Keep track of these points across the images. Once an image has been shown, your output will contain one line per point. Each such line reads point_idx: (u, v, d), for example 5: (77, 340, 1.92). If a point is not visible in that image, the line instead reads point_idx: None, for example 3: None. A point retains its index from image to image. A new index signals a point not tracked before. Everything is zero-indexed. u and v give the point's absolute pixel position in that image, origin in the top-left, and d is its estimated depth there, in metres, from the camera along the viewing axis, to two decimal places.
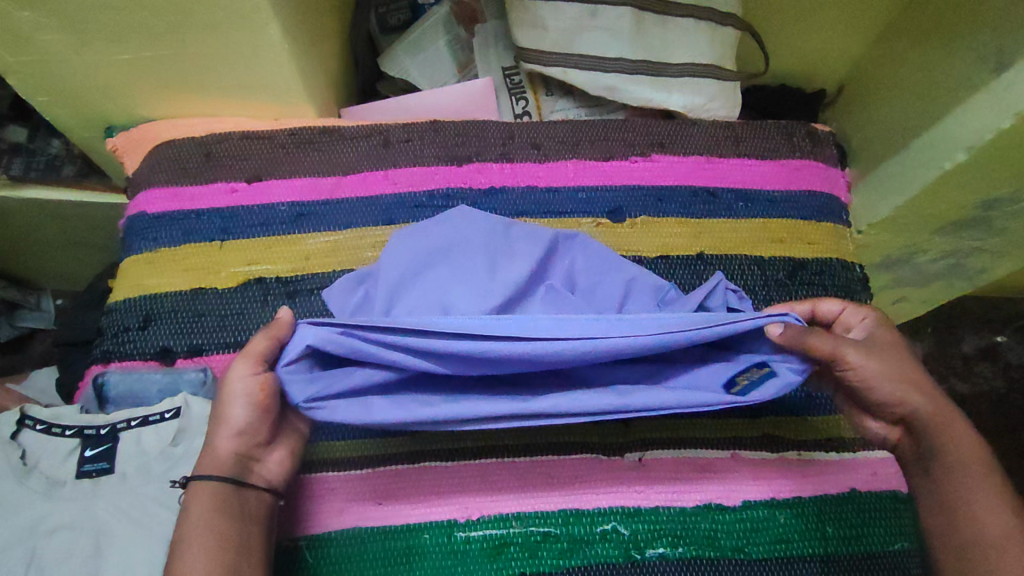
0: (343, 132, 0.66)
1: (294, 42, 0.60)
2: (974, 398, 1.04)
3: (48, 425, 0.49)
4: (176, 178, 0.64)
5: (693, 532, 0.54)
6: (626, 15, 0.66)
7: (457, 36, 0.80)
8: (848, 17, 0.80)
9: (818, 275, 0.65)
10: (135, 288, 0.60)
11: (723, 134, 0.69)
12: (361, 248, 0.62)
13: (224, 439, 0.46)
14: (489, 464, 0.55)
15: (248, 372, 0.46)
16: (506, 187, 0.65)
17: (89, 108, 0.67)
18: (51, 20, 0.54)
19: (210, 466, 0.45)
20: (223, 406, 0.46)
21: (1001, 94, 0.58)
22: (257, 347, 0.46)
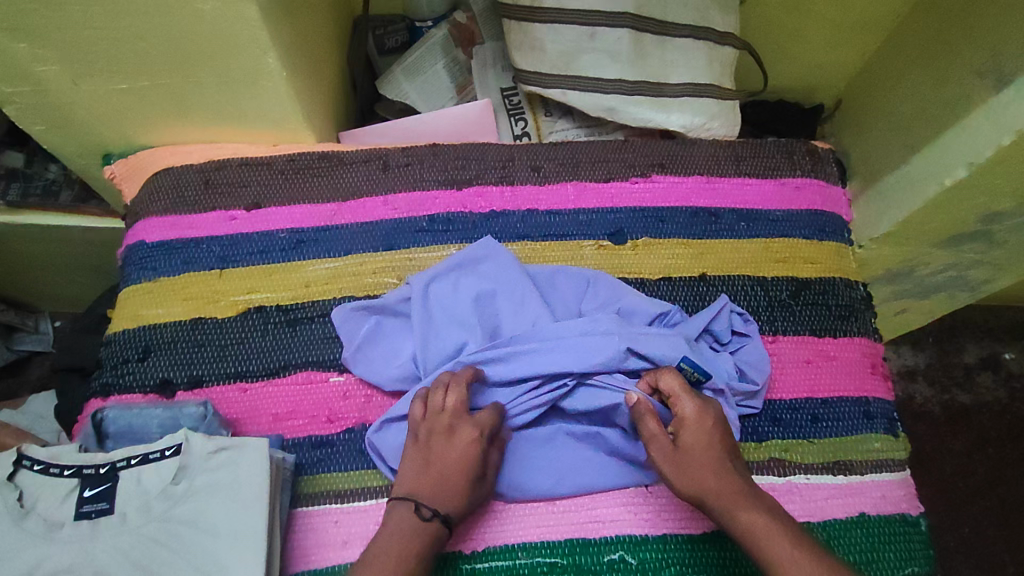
0: (342, 157, 0.66)
1: (292, 69, 0.60)
2: (977, 408, 1.04)
3: (47, 465, 0.48)
4: (174, 206, 0.63)
5: (702, 560, 0.53)
6: (624, 38, 0.66)
7: (456, 58, 0.81)
8: (844, 32, 0.81)
9: (821, 294, 0.64)
10: (134, 319, 0.60)
11: (723, 154, 0.69)
12: (361, 275, 0.61)
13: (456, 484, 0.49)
14: (497, 503, 0.54)
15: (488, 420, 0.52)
16: (506, 211, 0.65)
17: (87, 136, 0.67)
18: (48, 51, 0.54)
19: (440, 500, 0.49)
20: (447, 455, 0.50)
21: (1001, 112, 0.58)
22: (491, 422, 0.52)
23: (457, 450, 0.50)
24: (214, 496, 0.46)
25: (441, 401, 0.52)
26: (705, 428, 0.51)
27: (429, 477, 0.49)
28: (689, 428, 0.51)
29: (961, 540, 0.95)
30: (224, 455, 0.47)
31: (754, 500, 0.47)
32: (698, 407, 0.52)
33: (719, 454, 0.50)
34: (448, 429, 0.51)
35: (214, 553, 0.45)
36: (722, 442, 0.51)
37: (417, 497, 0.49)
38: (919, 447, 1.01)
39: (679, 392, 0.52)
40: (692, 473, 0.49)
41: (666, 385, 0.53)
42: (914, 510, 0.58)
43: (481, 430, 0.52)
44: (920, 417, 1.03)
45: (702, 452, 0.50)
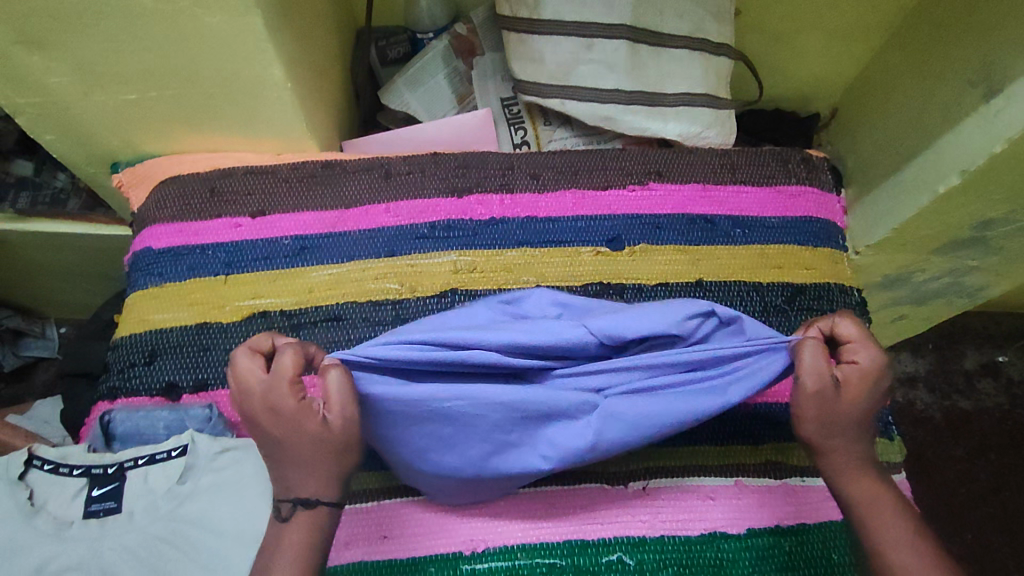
0: (345, 166, 0.67)
1: (296, 80, 0.62)
2: (977, 414, 1.04)
3: (56, 465, 0.49)
4: (181, 214, 0.65)
5: (699, 561, 0.54)
6: (621, 48, 0.68)
7: (457, 68, 0.82)
8: (839, 43, 0.82)
9: (816, 300, 0.66)
10: (141, 324, 0.61)
11: (720, 162, 0.70)
12: (364, 281, 0.63)
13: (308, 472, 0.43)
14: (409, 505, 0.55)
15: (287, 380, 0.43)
16: (506, 218, 0.66)
17: (97, 145, 0.68)
18: (59, 63, 0.56)
19: (295, 487, 0.43)
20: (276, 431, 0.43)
21: (991, 121, 0.59)
22: (291, 368, 0.43)
23: (264, 414, 0.43)
24: (218, 495, 0.47)
25: (258, 372, 0.43)
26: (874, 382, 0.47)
27: (278, 464, 0.43)
28: (862, 380, 0.47)
29: (962, 546, 0.95)
30: (230, 455, 0.49)
31: (871, 478, 0.47)
32: (874, 358, 0.47)
33: (869, 413, 0.47)
34: (246, 403, 0.43)
35: (217, 551, 0.46)
36: (880, 400, 0.48)
37: (280, 492, 0.43)
38: (920, 452, 1.01)
39: (858, 341, 0.48)
40: (836, 433, 0.47)
41: (846, 333, 0.49)
42: None
43: (278, 380, 0.43)
44: (921, 423, 1.03)
45: (857, 408, 0.47)
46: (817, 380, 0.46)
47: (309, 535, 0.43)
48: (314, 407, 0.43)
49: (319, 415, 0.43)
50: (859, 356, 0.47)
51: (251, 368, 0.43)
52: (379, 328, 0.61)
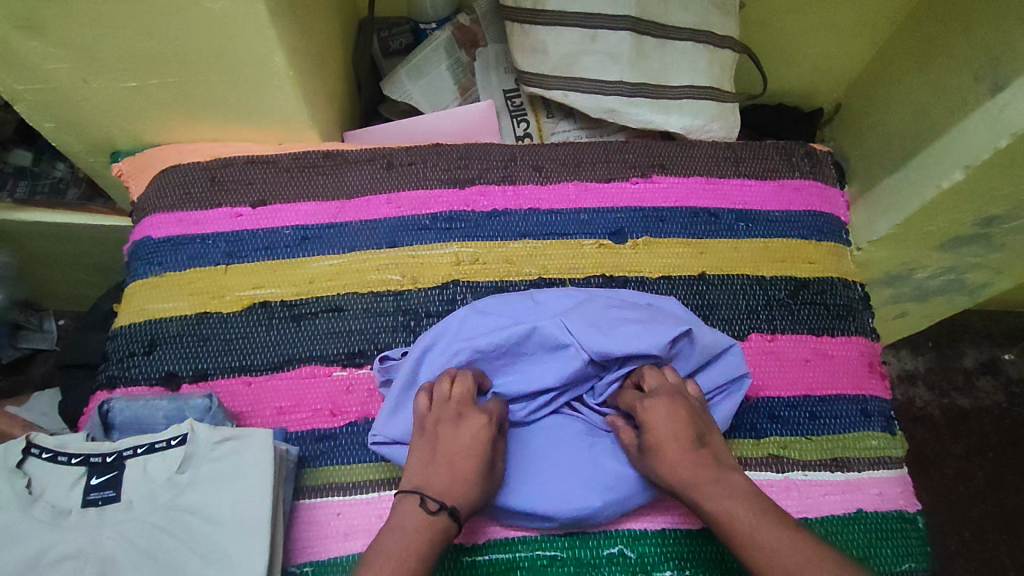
0: (347, 156, 0.67)
1: (299, 69, 0.61)
2: (977, 413, 1.04)
3: (55, 453, 0.49)
4: (181, 203, 0.64)
5: (701, 555, 0.53)
6: (626, 39, 0.67)
7: (459, 60, 0.82)
8: (843, 36, 0.82)
9: (819, 294, 0.65)
10: (141, 313, 0.61)
11: (723, 155, 0.70)
12: (365, 272, 0.62)
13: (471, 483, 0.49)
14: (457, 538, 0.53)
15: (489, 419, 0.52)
16: (508, 209, 0.65)
17: (96, 133, 0.68)
18: (58, 49, 0.55)
19: (443, 493, 0.48)
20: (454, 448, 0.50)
21: (996, 115, 0.58)
22: (499, 412, 0.53)
23: (469, 431, 0.51)
24: (218, 485, 0.47)
25: (447, 390, 0.54)
26: (660, 418, 0.52)
27: (436, 467, 0.50)
28: (652, 429, 0.52)
29: (960, 544, 0.95)
30: (230, 445, 0.48)
31: (723, 485, 0.48)
32: (651, 404, 0.53)
33: (678, 444, 0.50)
34: (456, 416, 0.52)
35: (218, 541, 0.45)
36: (687, 429, 0.51)
37: (426, 489, 0.48)
38: (919, 450, 1.01)
39: (636, 399, 0.54)
40: (657, 472, 0.50)
41: (648, 384, 0.55)
42: (912, 507, 0.58)
43: (490, 417, 0.52)
44: (919, 420, 1.03)
45: (667, 445, 0.50)
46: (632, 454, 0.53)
47: (427, 539, 0.46)
48: (493, 443, 0.52)
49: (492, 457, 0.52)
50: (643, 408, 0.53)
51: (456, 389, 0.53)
52: (380, 319, 0.60)
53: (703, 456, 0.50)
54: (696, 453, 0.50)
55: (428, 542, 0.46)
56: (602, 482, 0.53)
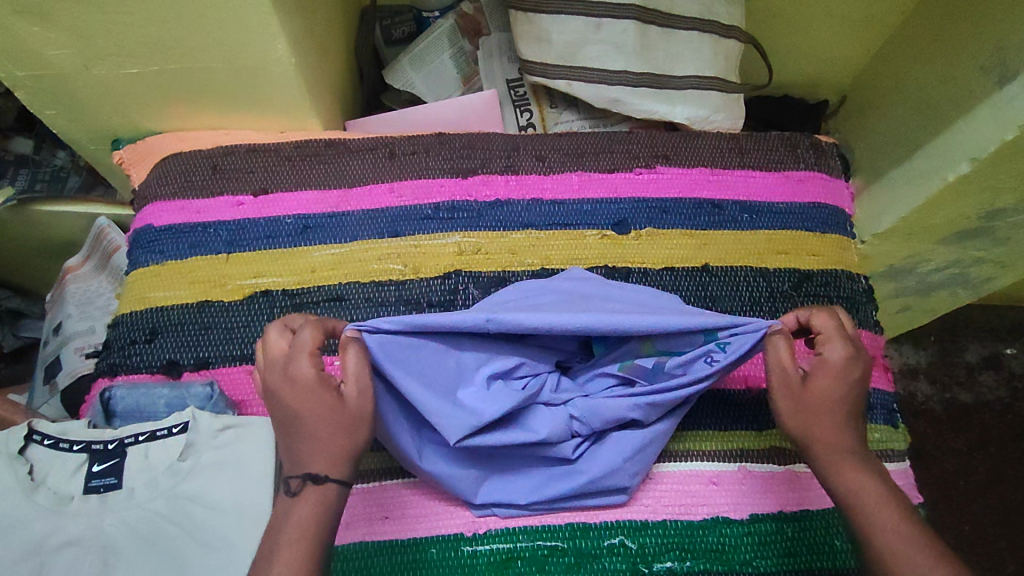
0: (349, 145, 0.66)
1: (301, 56, 0.61)
2: (979, 407, 1.04)
3: (56, 440, 0.49)
4: (182, 191, 0.64)
5: (701, 546, 0.54)
6: (630, 29, 0.67)
7: (462, 49, 0.81)
8: (849, 27, 0.81)
9: (823, 286, 0.65)
10: (142, 301, 0.61)
11: (728, 146, 0.70)
12: (367, 261, 0.62)
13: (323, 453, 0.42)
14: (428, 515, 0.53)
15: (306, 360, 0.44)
16: (510, 199, 0.65)
17: (98, 121, 0.67)
18: (60, 35, 0.55)
19: (308, 463, 0.42)
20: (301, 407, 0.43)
21: (1003, 108, 0.58)
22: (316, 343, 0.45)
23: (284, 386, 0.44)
24: (219, 473, 0.47)
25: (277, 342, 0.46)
26: (840, 374, 0.48)
27: (293, 439, 0.43)
28: (826, 374, 0.48)
29: (959, 539, 0.95)
30: (230, 433, 0.48)
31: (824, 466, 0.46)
32: (846, 353, 0.48)
33: (844, 409, 0.47)
34: (287, 373, 0.44)
35: (219, 529, 0.45)
36: (859, 391, 0.48)
37: (293, 468, 0.42)
38: (920, 444, 1.01)
39: (832, 334, 0.49)
40: (813, 421, 0.47)
41: (819, 326, 0.50)
42: (914, 500, 0.58)
43: (306, 353, 0.44)
44: (920, 415, 1.03)
45: (832, 402, 0.47)
46: (777, 373, 0.48)
47: (313, 515, 0.41)
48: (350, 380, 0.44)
49: (337, 388, 0.44)
50: (830, 351, 0.49)
51: (280, 341, 0.46)
52: (382, 309, 0.60)
53: (856, 427, 0.48)
54: (853, 426, 0.47)
55: (315, 518, 0.41)
56: (615, 479, 0.52)
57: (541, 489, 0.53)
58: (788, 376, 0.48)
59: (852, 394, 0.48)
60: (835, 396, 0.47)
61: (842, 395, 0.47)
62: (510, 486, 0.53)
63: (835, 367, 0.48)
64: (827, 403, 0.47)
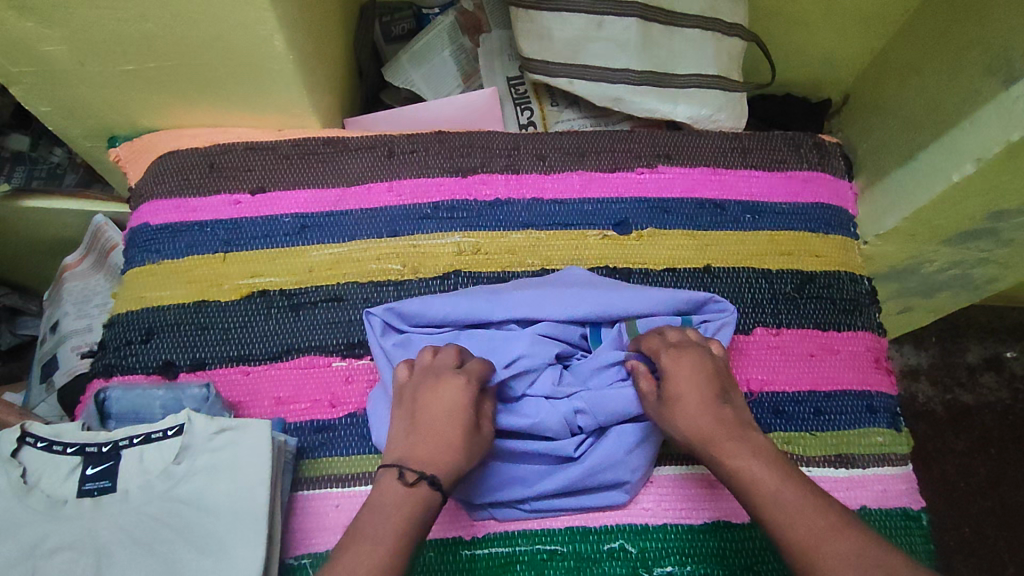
0: (348, 143, 0.66)
1: (299, 53, 0.60)
2: (980, 409, 1.03)
3: (50, 443, 0.48)
4: (179, 189, 0.63)
5: (702, 550, 0.53)
6: (632, 27, 0.66)
7: (463, 46, 0.80)
8: (853, 25, 0.81)
9: (826, 288, 0.64)
10: (138, 301, 0.60)
11: (730, 145, 0.69)
12: (365, 261, 0.61)
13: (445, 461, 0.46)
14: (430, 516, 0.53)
15: (454, 382, 0.49)
16: (511, 199, 0.64)
17: (94, 118, 0.67)
18: (54, 31, 0.54)
19: (423, 463, 0.45)
20: (436, 418, 0.47)
21: (1009, 108, 0.57)
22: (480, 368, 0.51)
23: (433, 399, 0.48)
24: (215, 476, 0.46)
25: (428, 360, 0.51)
26: (688, 374, 0.50)
27: (417, 437, 0.47)
28: (676, 381, 0.50)
29: (960, 540, 0.95)
30: (225, 436, 0.47)
31: None
32: (675, 355, 0.51)
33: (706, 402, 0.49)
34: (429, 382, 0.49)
35: (216, 532, 0.45)
36: (710, 383, 0.50)
37: (405, 462, 0.46)
38: (921, 445, 1.00)
39: (662, 347, 0.52)
40: (681, 424, 0.48)
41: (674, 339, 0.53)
42: (915, 505, 0.58)
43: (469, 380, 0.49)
44: (921, 416, 1.03)
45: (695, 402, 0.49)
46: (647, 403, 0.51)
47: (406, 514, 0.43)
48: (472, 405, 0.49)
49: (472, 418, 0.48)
50: (668, 360, 0.51)
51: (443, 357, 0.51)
52: None
53: (726, 411, 0.49)
54: (721, 409, 0.49)
55: (407, 517, 0.43)
56: (616, 471, 0.53)
57: (540, 485, 0.53)
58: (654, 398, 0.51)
59: (702, 382, 0.50)
60: (696, 399, 0.49)
61: (702, 393, 0.49)
62: (511, 487, 0.53)
63: (680, 368, 0.50)
64: (692, 405, 0.49)
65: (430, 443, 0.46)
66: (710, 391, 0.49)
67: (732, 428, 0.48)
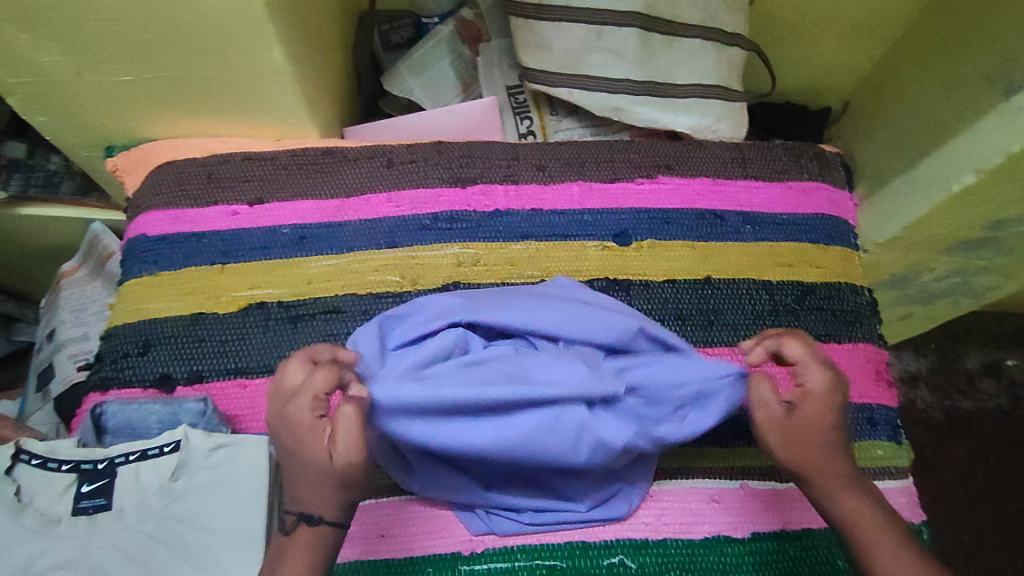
0: (346, 153, 0.65)
1: (297, 64, 0.60)
2: (979, 416, 1.03)
3: (44, 459, 0.47)
4: (176, 200, 0.63)
5: (702, 565, 0.53)
6: (632, 37, 0.66)
7: (462, 55, 0.80)
8: (852, 34, 0.81)
9: (826, 299, 0.64)
10: (135, 313, 0.60)
11: (730, 156, 0.69)
12: (364, 273, 0.61)
13: (323, 500, 0.43)
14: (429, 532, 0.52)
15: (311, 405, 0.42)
16: (510, 210, 0.64)
17: (92, 128, 0.66)
18: (51, 42, 0.54)
19: (301, 504, 0.43)
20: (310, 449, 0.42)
21: (1009, 119, 0.57)
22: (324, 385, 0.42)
23: (292, 426, 0.42)
24: (212, 493, 0.46)
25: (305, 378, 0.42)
26: (821, 401, 0.46)
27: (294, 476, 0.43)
28: (811, 403, 0.46)
29: (960, 548, 0.95)
30: (224, 452, 0.47)
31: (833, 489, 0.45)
32: (823, 375, 0.47)
33: (829, 436, 0.46)
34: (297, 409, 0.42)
35: (212, 550, 0.45)
36: (836, 417, 0.47)
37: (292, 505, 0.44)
38: (921, 453, 1.00)
39: (807, 359, 0.47)
40: (804, 453, 0.46)
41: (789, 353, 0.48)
42: (916, 517, 0.57)
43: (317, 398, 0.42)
44: (921, 423, 1.03)
45: (820, 429, 0.46)
46: (762, 408, 0.47)
47: (308, 555, 0.43)
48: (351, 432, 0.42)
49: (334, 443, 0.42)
50: (806, 376, 0.47)
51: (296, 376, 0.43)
52: None
53: (842, 448, 0.47)
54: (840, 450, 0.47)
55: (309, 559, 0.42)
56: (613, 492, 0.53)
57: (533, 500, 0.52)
58: (771, 409, 0.47)
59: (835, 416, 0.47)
60: (823, 430, 0.46)
61: (829, 426, 0.46)
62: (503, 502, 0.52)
63: (811, 391, 0.47)
64: (812, 436, 0.46)
65: (305, 484, 0.43)
66: (834, 425, 0.47)
67: (844, 466, 0.47)
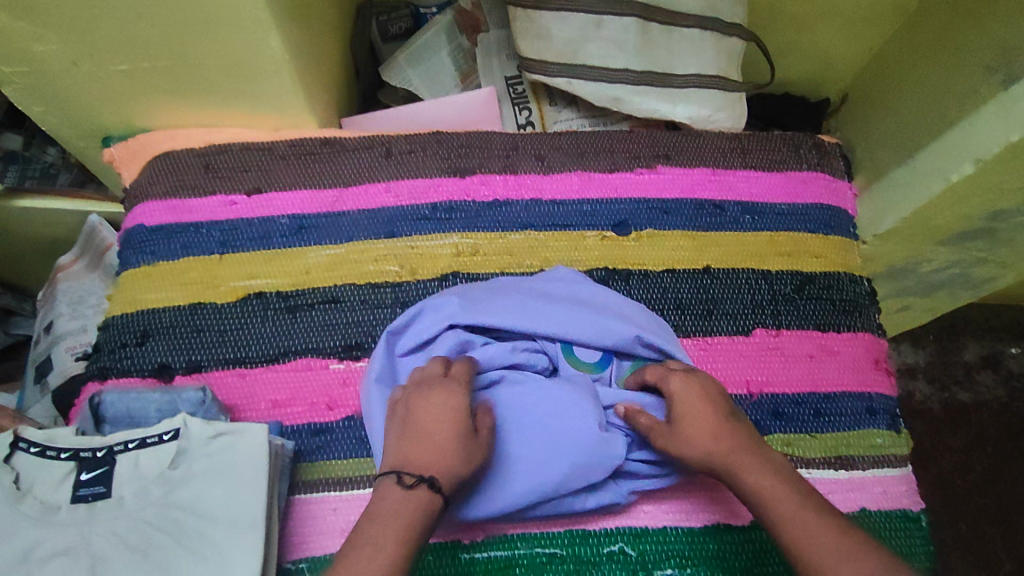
0: (345, 143, 0.65)
1: (295, 52, 0.59)
2: (977, 407, 1.03)
3: (43, 448, 0.48)
4: (174, 190, 0.63)
5: (702, 553, 0.53)
6: (631, 26, 0.66)
7: (460, 45, 0.80)
8: (851, 25, 0.80)
9: (825, 289, 0.64)
10: (133, 303, 0.59)
11: (729, 146, 0.69)
12: (362, 263, 0.61)
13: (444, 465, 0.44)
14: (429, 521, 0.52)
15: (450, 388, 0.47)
16: (510, 199, 0.64)
17: (88, 118, 0.66)
18: (47, 30, 0.53)
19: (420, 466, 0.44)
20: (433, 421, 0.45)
21: (1009, 108, 0.57)
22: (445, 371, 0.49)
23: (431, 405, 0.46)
24: (212, 481, 0.46)
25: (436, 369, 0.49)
26: (696, 396, 0.49)
27: (408, 444, 0.45)
28: (685, 401, 0.49)
29: (957, 538, 0.95)
30: (223, 440, 0.47)
31: None
32: (684, 376, 0.50)
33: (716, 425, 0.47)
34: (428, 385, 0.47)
35: (213, 538, 0.45)
36: (720, 408, 0.48)
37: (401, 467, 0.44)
38: (918, 444, 1.00)
39: (663, 372, 0.51)
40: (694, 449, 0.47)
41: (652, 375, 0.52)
42: (914, 505, 0.58)
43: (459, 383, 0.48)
44: (919, 414, 1.03)
45: (698, 423, 0.48)
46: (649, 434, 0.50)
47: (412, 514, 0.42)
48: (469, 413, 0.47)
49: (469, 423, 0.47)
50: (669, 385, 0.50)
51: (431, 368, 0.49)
52: (379, 312, 0.59)
53: (738, 431, 0.47)
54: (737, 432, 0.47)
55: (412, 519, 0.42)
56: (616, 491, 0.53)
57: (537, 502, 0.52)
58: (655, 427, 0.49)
59: (709, 406, 0.48)
60: (708, 421, 0.48)
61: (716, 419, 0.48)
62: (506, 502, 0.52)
63: (683, 393, 0.49)
64: (697, 430, 0.47)
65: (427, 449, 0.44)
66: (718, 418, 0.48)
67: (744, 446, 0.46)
